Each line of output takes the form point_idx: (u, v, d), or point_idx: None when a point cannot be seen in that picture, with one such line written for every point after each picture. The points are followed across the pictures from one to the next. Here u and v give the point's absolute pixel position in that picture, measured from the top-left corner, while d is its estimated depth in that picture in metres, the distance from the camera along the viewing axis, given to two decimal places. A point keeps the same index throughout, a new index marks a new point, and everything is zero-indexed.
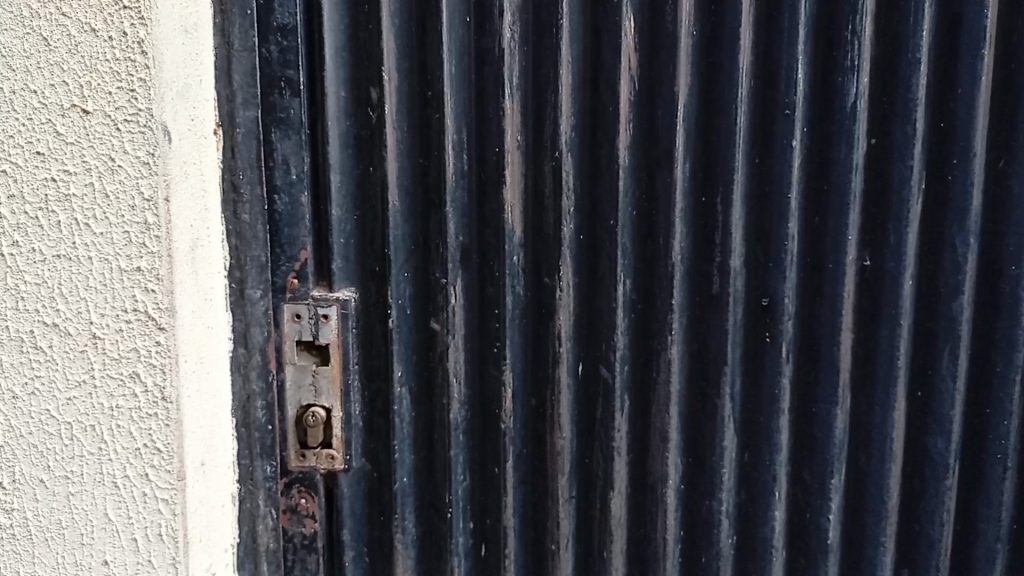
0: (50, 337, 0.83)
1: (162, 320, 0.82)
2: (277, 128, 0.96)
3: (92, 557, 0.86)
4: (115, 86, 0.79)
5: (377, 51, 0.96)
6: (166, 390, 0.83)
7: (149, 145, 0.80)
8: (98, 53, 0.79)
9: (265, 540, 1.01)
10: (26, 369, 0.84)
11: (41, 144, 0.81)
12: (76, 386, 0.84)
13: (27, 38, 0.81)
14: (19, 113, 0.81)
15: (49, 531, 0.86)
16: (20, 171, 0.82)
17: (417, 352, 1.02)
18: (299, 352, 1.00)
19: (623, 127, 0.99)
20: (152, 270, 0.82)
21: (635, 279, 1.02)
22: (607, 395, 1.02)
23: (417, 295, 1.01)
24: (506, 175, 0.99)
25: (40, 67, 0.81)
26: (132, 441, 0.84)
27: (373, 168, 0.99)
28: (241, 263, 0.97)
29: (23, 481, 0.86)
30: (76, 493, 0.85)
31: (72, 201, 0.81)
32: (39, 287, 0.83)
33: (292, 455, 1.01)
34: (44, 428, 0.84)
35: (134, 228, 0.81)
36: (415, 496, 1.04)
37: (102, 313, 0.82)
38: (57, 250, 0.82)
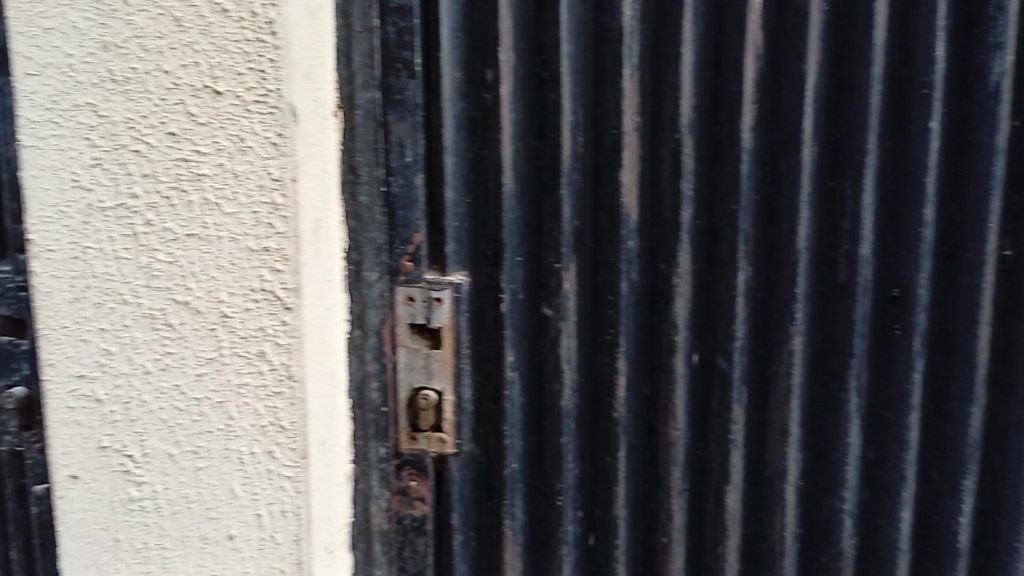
0: (181, 315, 0.84)
1: (288, 300, 0.83)
2: (394, 111, 0.96)
3: (218, 531, 0.88)
4: (245, 67, 0.80)
5: (493, 32, 0.95)
6: (291, 369, 0.84)
7: (278, 126, 0.81)
8: (230, 34, 0.80)
9: (379, 520, 1.03)
10: (157, 347, 0.85)
11: (173, 125, 0.81)
12: (205, 363, 0.85)
13: (160, 19, 0.80)
14: (153, 93, 0.81)
15: (176, 505, 0.87)
16: (152, 151, 0.82)
17: (528, 338, 1.01)
18: (412, 335, 1.00)
19: (747, 109, 0.95)
20: (279, 251, 0.83)
21: (756, 266, 0.97)
22: (724, 387, 0.99)
23: (529, 281, 0.99)
24: (624, 158, 0.96)
25: (172, 47, 0.80)
26: (258, 419, 0.86)
27: (487, 150, 0.98)
28: (358, 245, 0.98)
29: (154, 454, 0.87)
30: (203, 467, 0.87)
31: (203, 181, 0.82)
32: (171, 266, 0.84)
33: (403, 438, 1.01)
34: (174, 404, 0.86)
35: (262, 209, 0.82)
36: (524, 483, 1.03)
37: (232, 292, 0.84)
38: (189, 229, 0.83)
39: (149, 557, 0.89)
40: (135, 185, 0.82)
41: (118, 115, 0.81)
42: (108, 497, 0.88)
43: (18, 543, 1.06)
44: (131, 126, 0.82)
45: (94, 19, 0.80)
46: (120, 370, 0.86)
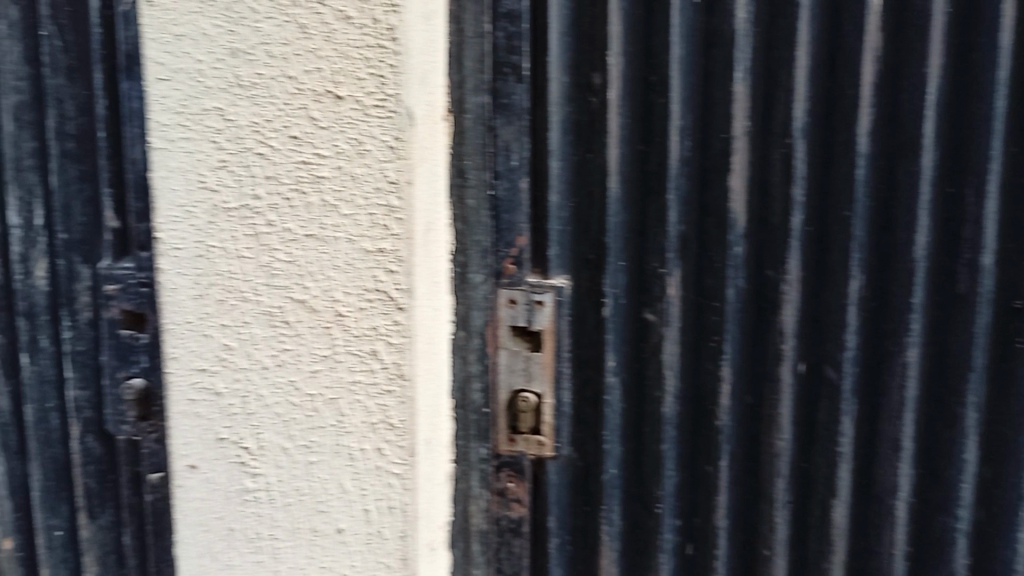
0: (298, 313, 0.87)
1: (401, 300, 0.85)
2: (501, 115, 0.96)
3: (327, 524, 0.90)
4: (366, 72, 0.82)
5: (602, 37, 0.95)
6: (402, 368, 0.86)
7: (396, 130, 0.82)
8: (352, 40, 0.81)
9: (477, 520, 1.04)
10: (274, 343, 0.88)
11: (295, 129, 0.84)
12: (320, 360, 0.87)
13: (286, 26, 0.82)
14: (278, 98, 0.83)
15: (288, 497, 0.90)
16: (275, 154, 0.84)
17: (629, 343, 1.00)
18: (512, 338, 1.00)
19: (863, 113, 0.92)
20: (394, 252, 0.84)
21: (868, 275, 0.95)
22: (832, 399, 0.97)
23: (632, 286, 0.99)
24: (732, 163, 0.95)
25: (297, 54, 0.82)
26: (369, 416, 0.88)
27: (592, 153, 0.97)
28: (464, 247, 1.00)
29: (269, 447, 0.90)
30: (315, 462, 0.89)
31: (322, 183, 0.84)
32: (290, 265, 0.86)
33: (502, 439, 1.02)
34: (290, 399, 0.89)
35: (378, 211, 0.84)
36: (622, 489, 1.02)
37: (347, 291, 0.86)
38: (308, 230, 0.85)
39: (261, 547, 0.92)
40: (259, 186, 0.85)
41: (244, 119, 0.84)
42: (224, 487, 0.91)
43: (131, 528, 1.10)
44: (256, 130, 0.84)
45: (223, 26, 0.83)
46: (239, 365, 0.89)
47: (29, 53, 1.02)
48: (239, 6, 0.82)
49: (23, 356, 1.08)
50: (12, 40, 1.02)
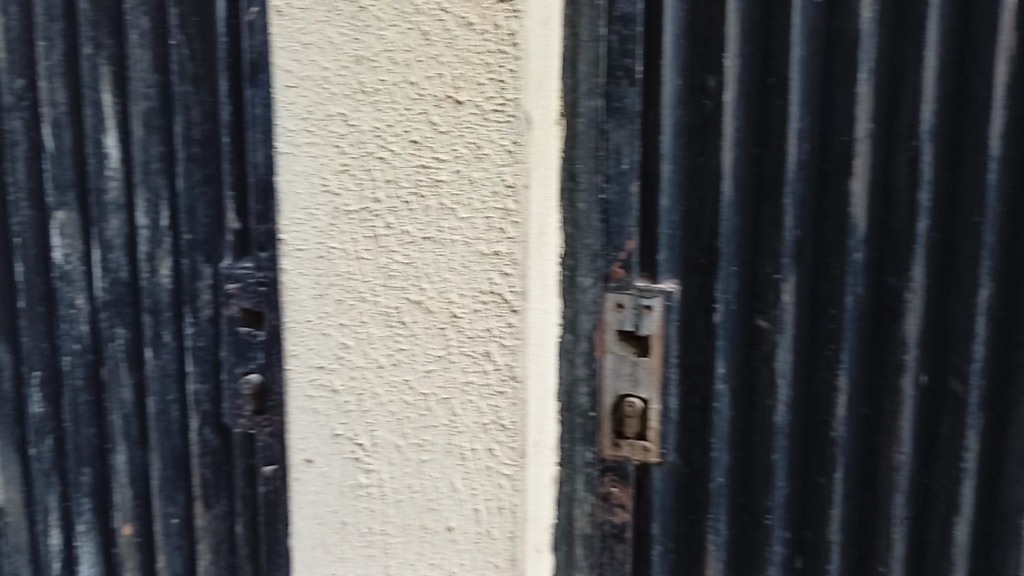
0: (414, 313, 0.88)
1: (515, 302, 0.85)
2: (613, 118, 0.96)
3: (437, 522, 0.91)
4: (486, 77, 0.83)
5: (718, 39, 0.94)
6: (515, 369, 0.86)
7: (514, 134, 0.83)
8: (473, 46, 0.83)
9: (582, 524, 1.03)
10: (390, 342, 0.90)
11: (416, 133, 0.85)
12: (434, 360, 0.89)
13: (409, 34, 0.84)
14: (399, 104, 0.85)
15: (400, 493, 0.92)
16: (395, 158, 0.86)
17: (740, 349, 0.98)
18: (619, 342, 1.00)
19: (996, 115, 0.89)
20: (509, 255, 0.85)
21: (998, 284, 0.91)
22: (957, 411, 0.93)
23: (743, 291, 0.97)
24: (854, 167, 0.93)
25: (419, 60, 0.84)
26: (481, 416, 0.88)
27: (705, 157, 0.96)
28: (574, 250, 0.99)
29: (382, 444, 0.92)
30: (427, 460, 0.90)
31: (441, 186, 0.86)
32: (407, 267, 0.88)
33: (607, 444, 1.01)
34: (404, 397, 0.90)
35: (494, 214, 0.85)
36: (729, 498, 1.01)
37: (462, 293, 0.87)
38: (425, 232, 0.87)
39: (372, 542, 0.94)
40: (379, 190, 0.87)
41: (366, 124, 0.86)
42: (338, 481, 0.94)
43: (243, 519, 1.14)
44: (377, 134, 0.86)
45: (349, 34, 0.85)
46: (356, 363, 0.91)
47: (159, 63, 1.07)
48: (365, 15, 0.85)
49: (148, 350, 1.14)
50: (144, 49, 1.07)
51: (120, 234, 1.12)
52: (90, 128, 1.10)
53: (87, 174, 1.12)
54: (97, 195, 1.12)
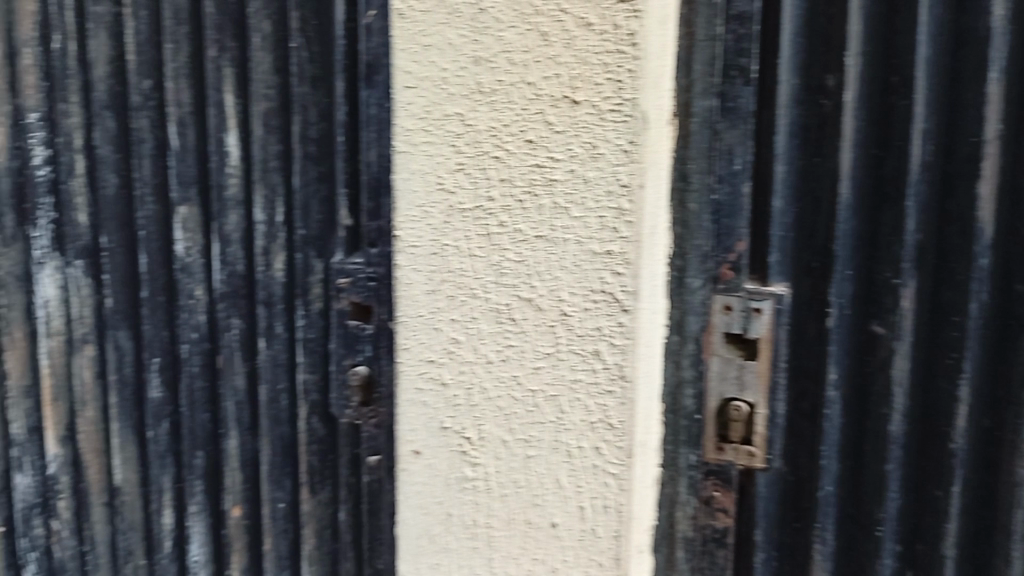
0: (524, 311, 0.90)
1: (626, 302, 0.86)
2: (726, 118, 0.95)
3: (541, 518, 0.92)
4: (604, 77, 0.83)
5: (838, 38, 0.92)
6: (624, 369, 0.87)
7: (631, 134, 0.84)
8: (591, 46, 0.83)
9: (683, 526, 1.03)
10: (500, 339, 0.91)
11: (531, 133, 0.86)
12: (542, 357, 0.90)
13: (528, 35, 0.85)
14: (516, 103, 0.86)
15: (505, 488, 0.93)
16: (510, 157, 0.87)
17: (853, 355, 0.95)
18: (725, 345, 0.98)
19: None
20: (621, 254, 0.85)
21: None
22: None
23: (858, 296, 0.94)
24: (981, 169, 0.89)
25: (537, 61, 0.85)
26: (588, 415, 0.89)
27: (821, 158, 0.94)
28: (683, 251, 0.99)
29: (489, 439, 0.93)
30: (533, 456, 0.91)
31: (555, 185, 0.87)
32: (519, 265, 0.89)
33: (710, 447, 1.00)
34: (512, 393, 0.91)
35: (608, 213, 0.85)
36: (837, 508, 0.98)
37: (573, 291, 0.88)
38: (538, 230, 0.88)
39: (476, 534, 0.95)
40: (493, 188, 0.89)
41: (483, 124, 0.88)
42: (444, 473, 0.95)
43: (347, 506, 1.18)
44: (493, 134, 0.88)
45: (468, 36, 0.87)
46: (465, 358, 0.93)
47: (279, 65, 1.12)
48: (485, 16, 0.86)
49: (261, 340, 1.19)
50: (265, 51, 1.12)
51: (238, 229, 1.17)
52: (212, 127, 1.15)
53: (208, 171, 1.17)
54: (217, 191, 1.17)
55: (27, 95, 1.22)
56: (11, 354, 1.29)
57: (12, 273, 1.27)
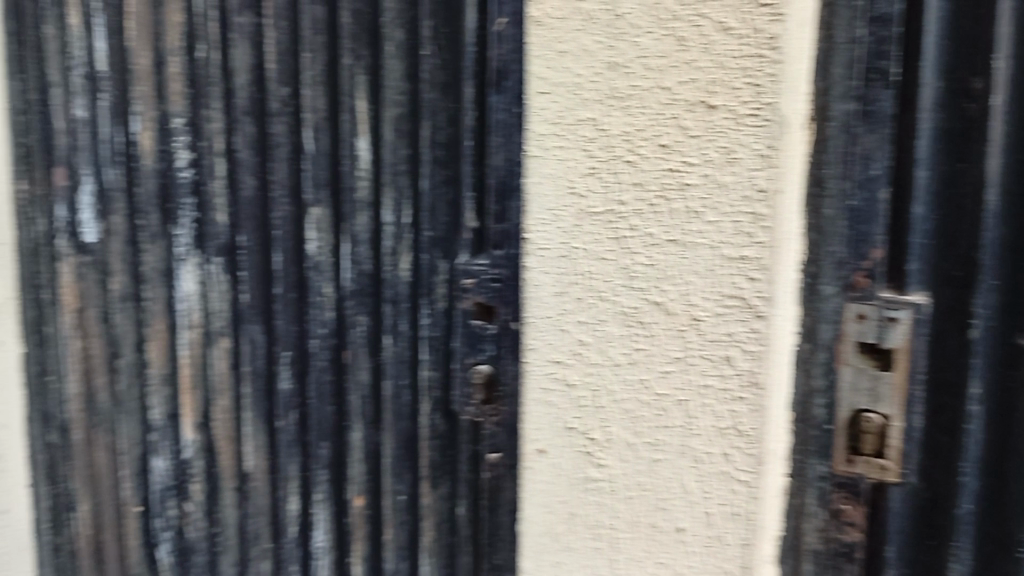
0: (654, 315, 0.90)
1: (761, 308, 0.85)
2: (865, 122, 0.93)
3: (667, 521, 0.92)
4: (743, 81, 0.83)
5: (988, 38, 0.88)
6: (757, 376, 0.86)
7: (770, 138, 0.83)
8: (730, 51, 0.83)
9: (810, 539, 1.01)
10: (628, 342, 0.91)
11: (666, 137, 0.87)
12: (672, 362, 0.90)
13: (665, 40, 0.86)
14: (651, 108, 0.87)
15: (631, 490, 0.94)
16: (643, 161, 0.88)
17: (997, 369, 0.91)
18: (858, 354, 0.96)
19: None
20: (757, 260, 0.85)
21: None
22: None
23: (1004, 307, 0.91)
24: None
25: (673, 65, 0.85)
26: (719, 421, 0.89)
27: (965, 163, 0.91)
28: (817, 258, 0.97)
29: (615, 440, 0.94)
30: (660, 459, 0.92)
31: (688, 190, 0.87)
32: (649, 269, 0.90)
33: (840, 459, 0.98)
34: (639, 397, 0.92)
35: (744, 218, 0.85)
36: (976, 527, 0.94)
37: (705, 296, 0.87)
38: (670, 235, 0.88)
39: (599, 534, 0.96)
40: (625, 192, 0.89)
41: (617, 128, 0.89)
42: (569, 472, 0.97)
43: (466, 502, 1.21)
44: (626, 139, 0.88)
45: (604, 41, 0.88)
46: (592, 360, 0.94)
47: (410, 72, 1.16)
48: (621, 22, 0.87)
49: (387, 337, 1.23)
50: (398, 59, 1.16)
51: (367, 230, 1.22)
52: (345, 132, 1.20)
53: (340, 174, 1.22)
54: (348, 193, 1.22)
55: (173, 102, 1.31)
56: (155, 347, 1.40)
57: (156, 269, 1.38)
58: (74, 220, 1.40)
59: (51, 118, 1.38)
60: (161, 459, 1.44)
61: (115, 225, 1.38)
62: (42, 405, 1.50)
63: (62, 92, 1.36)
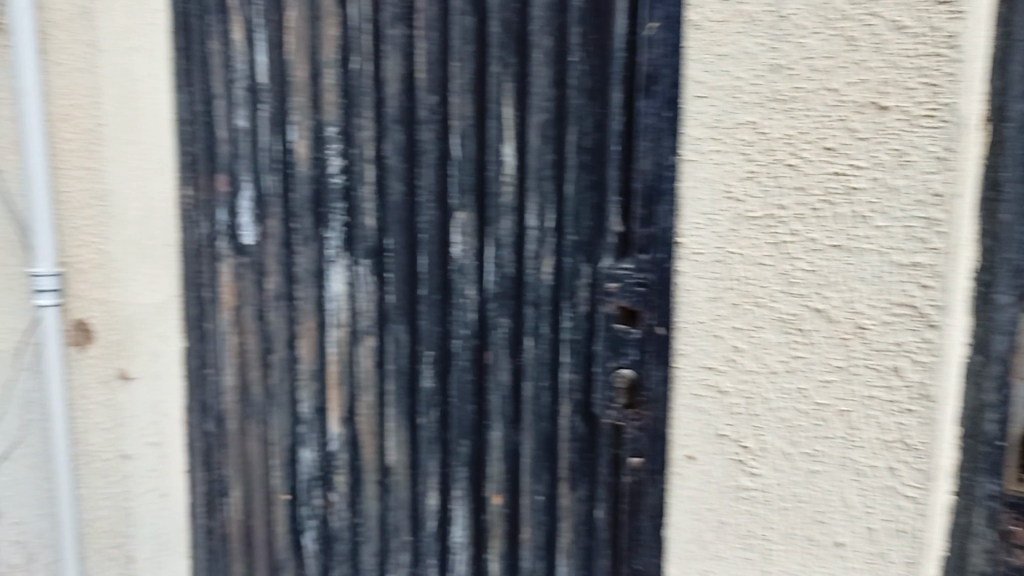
0: (816, 322, 0.93)
1: (933, 316, 0.88)
2: None
3: (825, 535, 0.97)
4: (918, 82, 0.86)
5: None
6: (928, 388, 0.89)
7: (946, 141, 0.86)
8: (906, 50, 0.86)
9: (977, 561, 0.94)
10: (787, 350, 0.95)
11: (833, 141, 0.90)
12: (835, 370, 0.93)
13: (834, 39, 0.89)
14: (817, 112, 0.90)
15: (786, 501, 0.98)
16: (808, 165, 0.91)
17: None
18: None
19: None
20: (931, 267, 0.88)
21: None
22: None
23: None
24: None
25: (843, 66, 0.89)
26: (885, 433, 0.92)
27: None
28: (992, 265, 0.91)
29: (770, 450, 0.98)
30: (819, 471, 0.96)
31: (856, 194, 0.90)
32: (811, 274, 0.93)
33: (1012, 477, 0.92)
34: (797, 406, 0.95)
35: (917, 223, 0.88)
36: None
37: (872, 305, 0.91)
38: (835, 241, 0.91)
39: (752, 545, 1.01)
40: (786, 198, 0.93)
41: (778, 132, 0.92)
42: (720, 481, 1.01)
43: (605, 504, 1.23)
44: (789, 142, 0.92)
45: (768, 44, 0.92)
46: (748, 367, 0.97)
47: (558, 78, 1.18)
48: (785, 23, 0.91)
49: (528, 340, 1.25)
50: (545, 66, 1.18)
51: (510, 234, 1.24)
52: (492, 138, 1.23)
53: (486, 179, 1.25)
54: (494, 198, 1.25)
55: (326, 111, 1.38)
56: (304, 344, 1.49)
57: (308, 270, 1.46)
58: (234, 224, 1.51)
59: (215, 129, 1.49)
60: (308, 450, 1.53)
61: (272, 228, 1.48)
62: (200, 395, 1.62)
63: (226, 104, 1.47)
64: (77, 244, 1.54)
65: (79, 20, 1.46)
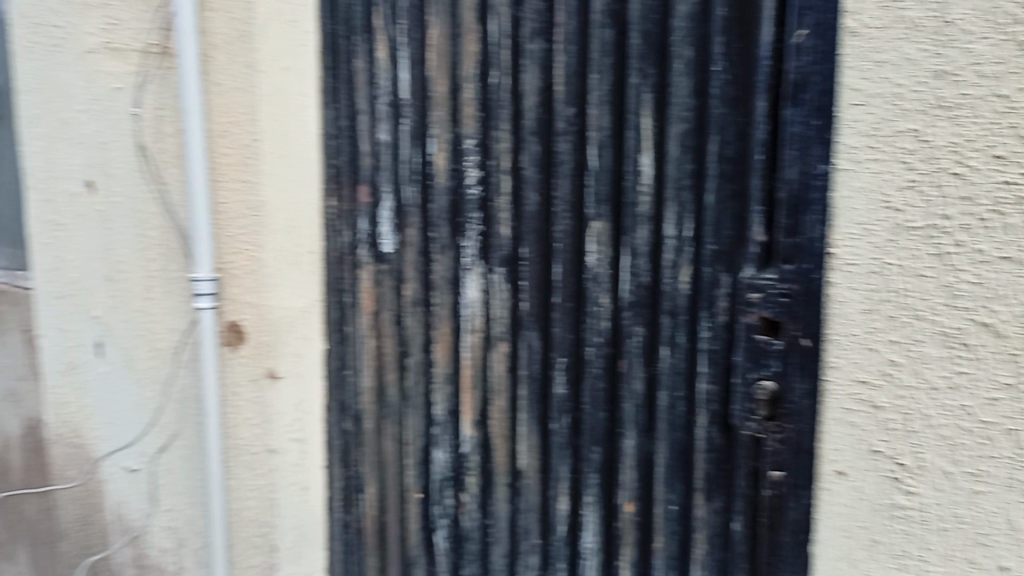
0: (982, 336, 0.92)
1: None
2: None
3: (987, 559, 0.95)
4: None
5: None
6: None
7: None
8: None
9: None
10: (949, 365, 0.95)
11: (1001, 148, 0.89)
12: (1001, 387, 0.92)
13: (1004, 44, 0.89)
14: (985, 118, 0.90)
15: (945, 522, 0.97)
16: (975, 174, 0.91)
17: None
18: None
19: None
20: None
21: None
22: None
23: None
24: None
25: (1014, 71, 0.88)
26: None
27: None
28: None
29: (928, 468, 0.97)
30: (982, 492, 0.95)
31: None
32: (977, 287, 0.92)
33: None
34: (958, 423, 0.95)
35: None
36: None
37: None
38: (1003, 253, 0.90)
39: (906, 565, 1.01)
40: (950, 208, 0.93)
41: (942, 139, 0.92)
42: (873, 498, 1.01)
43: (743, 517, 1.21)
44: (953, 150, 0.92)
45: (930, 50, 0.92)
46: (905, 380, 0.97)
47: (699, 88, 1.18)
48: (950, 29, 0.91)
49: (664, 348, 1.26)
50: (686, 76, 1.19)
51: (647, 243, 1.25)
52: (629, 148, 1.25)
53: (622, 189, 1.26)
54: (630, 207, 1.26)
55: (465, 124, 1.43)
56: (439, 348, 1.54)
57: (444, 277, 1.51)
58: (375, 232, 1.58)
59: (359, 143, 1.57)
60: (441, 450, 1.58)
61: (410, 237, 1.54)
62: (340, 395, 1.71)
63: (369, 119, 1.55)
64: (232, 251, 1.66)
65: (239, 43, 1.57)
